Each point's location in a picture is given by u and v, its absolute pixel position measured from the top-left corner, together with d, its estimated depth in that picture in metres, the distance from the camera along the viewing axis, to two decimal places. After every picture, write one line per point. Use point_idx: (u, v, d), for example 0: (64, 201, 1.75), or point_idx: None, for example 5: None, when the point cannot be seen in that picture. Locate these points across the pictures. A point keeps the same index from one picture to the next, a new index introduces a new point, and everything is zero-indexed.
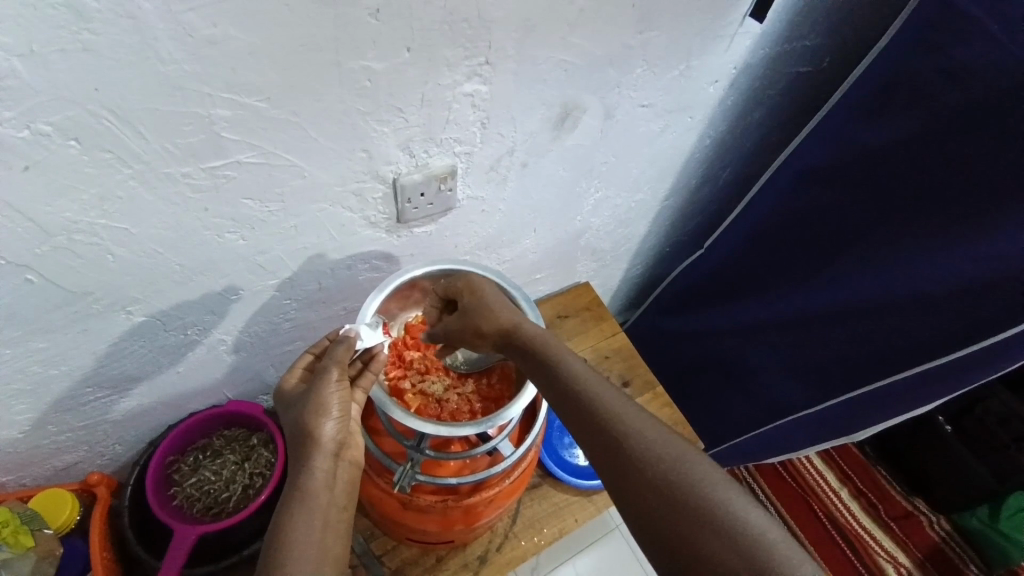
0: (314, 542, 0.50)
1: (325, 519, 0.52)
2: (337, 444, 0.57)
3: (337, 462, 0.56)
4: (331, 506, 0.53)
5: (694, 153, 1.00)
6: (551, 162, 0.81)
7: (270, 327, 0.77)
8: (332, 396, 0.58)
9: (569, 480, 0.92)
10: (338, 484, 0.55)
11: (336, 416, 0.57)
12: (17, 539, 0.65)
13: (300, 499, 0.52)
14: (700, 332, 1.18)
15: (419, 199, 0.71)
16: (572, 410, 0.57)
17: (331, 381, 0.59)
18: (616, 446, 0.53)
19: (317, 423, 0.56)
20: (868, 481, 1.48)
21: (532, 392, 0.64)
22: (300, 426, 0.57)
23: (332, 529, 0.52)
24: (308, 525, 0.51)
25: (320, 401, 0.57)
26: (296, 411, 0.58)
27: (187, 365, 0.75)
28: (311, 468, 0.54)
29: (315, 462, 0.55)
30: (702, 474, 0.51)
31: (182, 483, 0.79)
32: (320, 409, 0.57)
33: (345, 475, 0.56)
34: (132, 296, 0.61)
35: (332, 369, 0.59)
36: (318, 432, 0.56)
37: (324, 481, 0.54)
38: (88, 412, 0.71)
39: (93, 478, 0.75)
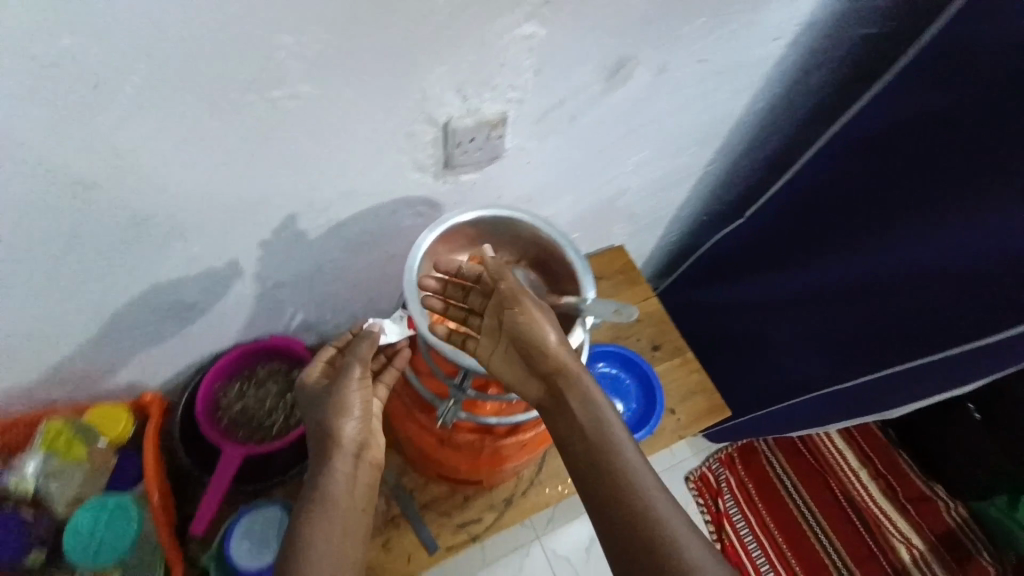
0: (332, 541, 0.56)
1: (344, 519, 0.58)
2: (357, 445, 0.61)
3: (357, 464, 0.61)
4: (351, 509, 0.59)
5: (744, 116, 0.97)
6: (599, 116, 0.79)
7: (315, 266, 0.79)
8: (353, 396, 0.62)
9: None
10: (358, 485, 0.60)
11: (357, 417, 0.62)
12: (68, 450, 0.71)
13: (323, 501, 0.58)
14: (733, 303, 1.17)
15: (469, 143, 0.70)
16: (598, 479, 0.57)
17: (352, 381, 0.62)
18: (637, 531, 0.54)
19: (339, 424, 0.61)
20: (889, 464, 1.47)
21: (575, 343, 0.61)
22: (322, 427, 0.61)
23: (350, 532, 0.58)
24: (327, 526, 0.57)
25: (342, 402, 0.61)
26: (319, 408, 0.63)
27: (237, 297, 0.77)
28: (331, 470, 0.59)
29: (336, 464, 0.60)
30: (667, 517, 0.55)
31: (229, 408, 0.84)
32: (342, 409, 0.61)
33: (365, 475, 0.61)
34: (190, 223, 0.63)
35: (354, 368, 0.63)
36: (339, 432, 0.60)
37: (344, 483, 0.59)
38: (144, 335, 0.75)
39: (146, 398, 0.78)
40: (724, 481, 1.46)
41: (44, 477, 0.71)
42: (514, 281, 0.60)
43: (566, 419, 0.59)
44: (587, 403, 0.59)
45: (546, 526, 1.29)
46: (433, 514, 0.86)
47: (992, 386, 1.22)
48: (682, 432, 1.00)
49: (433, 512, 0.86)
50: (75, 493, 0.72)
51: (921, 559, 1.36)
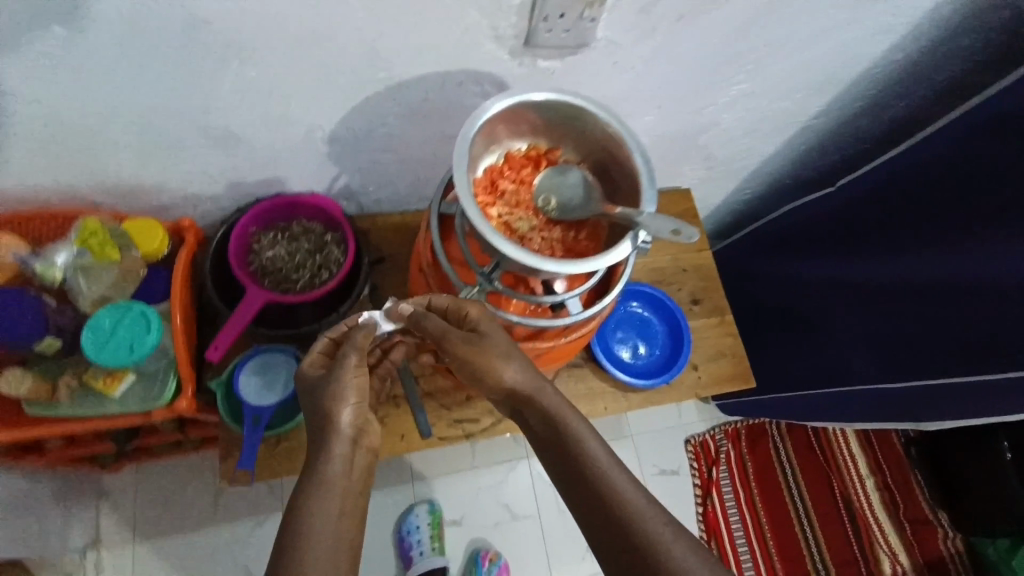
0: (327, 527, 0.52)
1: (341, 505, 0.54)
2: (355, 432, 0.57)
3: (354, 450, 0.57)
4: (348, 495, 0.55)
5: (871, 64, 0.85)
6: (707, 25, 0.69)
7: (368, 128, 0.74)
8: (348, 383, 0.57)
9: (612, 373, 0.91)
10: (355, 469, 0.56)
11: (353, 404, 0.57)
12: (102, 251, 0.71)
13: (318, 482, 0.53)
14: (789, 276, 1.09)
15: (557, 19, 0.62)
16: (570, 480, 0.57)
17: (349, 367, 0.58)
18: (616, 529, 0.53)
19: (336, 412, 0.56)
20: (899, 480, 1.43)
21: (623, 256, 0.55)
22: (319, 411, 0.57)
23: (347, 515, 0.54)
24: (324, 512, 0.52)
25: (338, 387, 0.57)
26: (311, 392, 0.58)
27: (286, 142, 0.74)
28: (327, 454, 0.55)
29: (334, 450, 0.55)
30: (634, 505, 0.54)
31: (259, 254, 0.83)
32: (338, 396, 0.57)
33: (363, 462, 0.57)
34: (251, 43, 0.58)
35: (350, 356, 0.59)
36: (337, 421, 0.56)
37: (342, 469, 0.55)
38: (190, 160, 0.73)
39: (185, 223, 0.78)
40: (723, 452, 1.42)
41: (75, 271, 0.71)
42: (456, 304, 0.61)
43: (534, 424, 0.60)
44: (552, 407, 0.59)
45: None
46: (432, 403, 0.86)
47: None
48: (700, 392, 0.95)
49: (433, 402, 0.86)
50: (101, 295, 0.73)
51: None
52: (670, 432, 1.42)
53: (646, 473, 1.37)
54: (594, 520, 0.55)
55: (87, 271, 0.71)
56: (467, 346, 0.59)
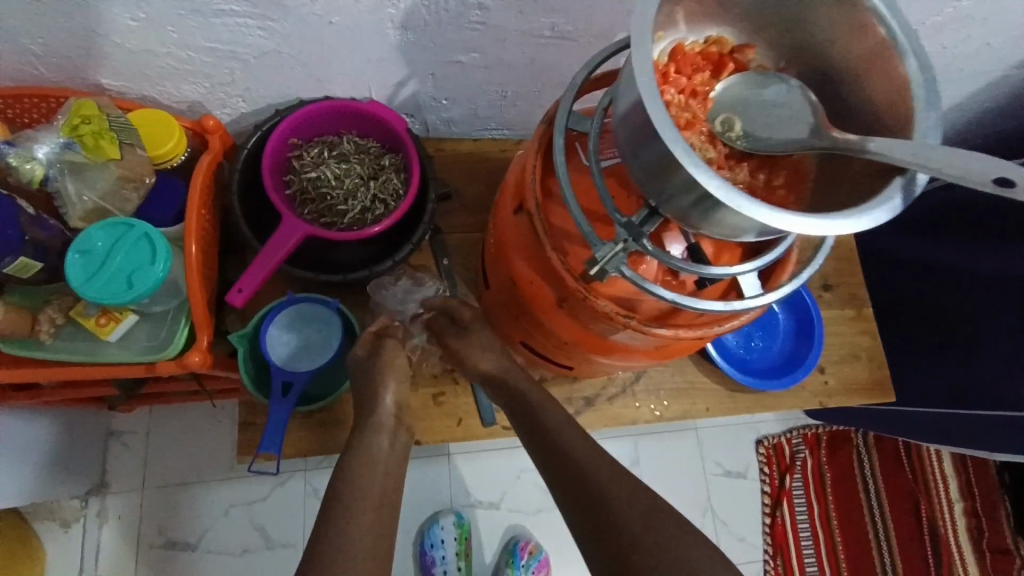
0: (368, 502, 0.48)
1: (384, 472, 0.51)
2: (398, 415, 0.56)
3: (399, 427, 0.56)
4: (390, 474, 0.51)
5: None
6: None
7: (457, 8, 0.53)
8: (391, 358, 0.58)
9: (724, 369, 0.72)
10: (398, 445, 0.54)
11: (396, 380, 0.57)
12: (97, 145, 0.52)
13: (362, 450, 0.51)
14: (935, 266, 0.86)
15: None
16: (541, 457, 0.55)
17: (393, 347, 0.59)
18: (583, 497, 0.50)
19: (381, 388, 0.56)
20: (987, 505, 1.22)
21: (871, 223, 0.34)
22: (366, 390, 0.56)
23: (391, 480, 0.51)
24: (362, 474, 0.50)
25: (385, 364, 0.58)
26: (359, 370, 0.58)
27: (344, 21, 0.53)
28: (375, 432, 0.53)
29: (379, 430, 0.54)
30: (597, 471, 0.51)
31: (300, 174, 0.65)
32: (384, 374, 0.57)
33: (403, 444, 0.55)
34: None
35: (390, 340, 0.60)
36: (382, 396, 0.56)
37: (387, 448, 0.53)
38: (215, 32, 0.53)
39: (210, 122, 0.59)
40: (799, 460, 1.25)
41: (61, 168, 0.53)
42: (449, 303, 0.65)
43: (504, 402, 0.60)
44: (523, 388, 0.59)
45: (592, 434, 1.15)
46: None
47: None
48: (824, 401, 0.77)
49: None
50: (96, 203, 0.55)
51: None
52: (742, 431, 1.24)
53: (708, 474, 1.20)
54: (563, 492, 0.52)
55: (75, 169, 0.53)
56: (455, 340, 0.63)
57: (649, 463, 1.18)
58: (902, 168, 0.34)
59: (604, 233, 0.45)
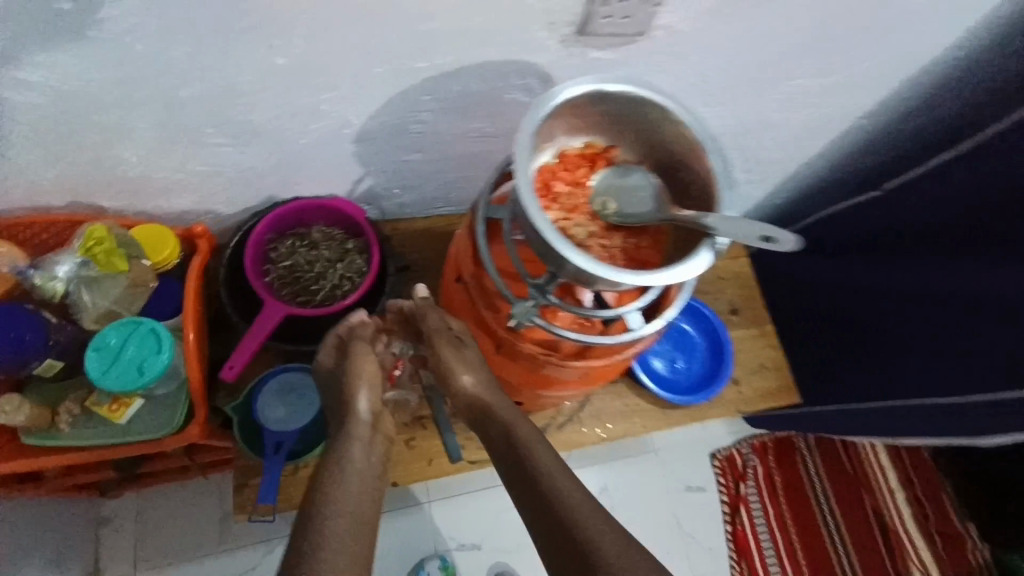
0: (350, 501, 0.53)
1: (361, 479, 0.56)
2: (372, 417, 0.61)
3: (375, 435, 0.60)
4: (369, 475, 0.56)
5: (936, 63, 0.77)
6: (774, 12, 0.62)
7: (399, 123, 0.68)
8: (360, 364, 0.62)
9: (653, 391, 0.85)
10: (374, 454, 0.59)
11: (369, 387, 0.62)
12: (109, 260, 0.63)
13: (339, 457, 0.56)
14: (826, 284, 1.03)
15: (618, 3, 0.55)
16: (509, 471, 0.58)
17: (360, 352, 0.63)
18: (541, 505, 0.53)
19: (354, 395, 0.61)
20: (927, 491, 1.36)
21: (695, 272, 0.48)
22: (341, 396, 0.62)
23: (369, 488, 0.55)
24: (340, 480, 0.54)
25: (354, 368, 0.62)
26: (333, 380, 0.63)
27: (308, 141, 0.67)
28: (350, 439, 0.58)
29: (353, 435, 0.59)
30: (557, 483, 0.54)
31: (277, 263, 0.77)
32: (352, 380, 0.62)
33: (379, 447, 0.60)
34: (279, 27, 0.51)
35: (356, 342, 0.64)
36: (356, 404, 0.61)
37: (361, 451, 0.58)
38: (202, 157, 0.65)
39: (198, 229, 0.71)
40: (751, 468, 1.36)
41: (78, 283, 0.65)
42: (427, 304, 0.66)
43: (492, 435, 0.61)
44: (492, 402, 0.62)
45: None
46: (462, 425, 0.80)
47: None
48: (742, 408, 0.90)
49: (463, 423, 0.80)
50: (109, 307, 0.66)
51: None
52: (697, 446, 1.35)
53: (673, 491, 1.30)
54: (527, 505, 0.54)
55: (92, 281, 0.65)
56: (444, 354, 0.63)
57: (618, 488, 1.28)
58: (711, 233, 0.48)
59: (518, 290, 0.58)
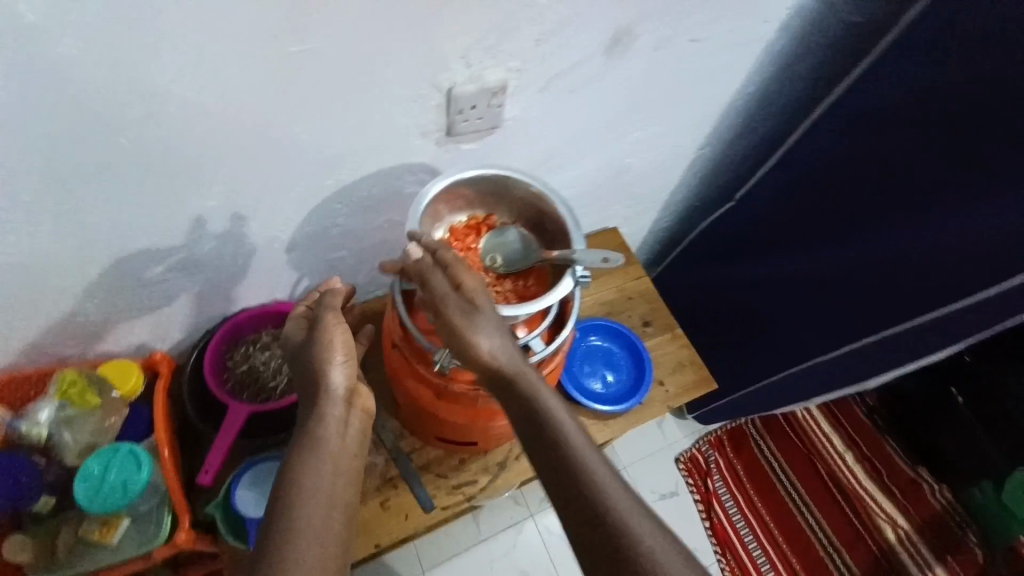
0: (322, 481, 0.58)
1: (335, 464, 0.60)
2: (348, 393, 0.64)
3: (350, 410, 0.64)
4: (341, 453, 0.61)
5: (738, 100, 0.98)
6: (596, 92, 0.80)
7: (321, 230, 0.81)
8: (335, 338, 0.65)
9: (587, 405, 0.98)
10: (351, 431, 0.63)
11: (342, 361, 0.64)
12: (82, 398, 0.75)
13: (311, 438, 0.60)
14: (721, 283, 1.20)
15: (471, 110, 0.72)
16: (536, 444, 0.56)
17: (331, 325, 0.66)
18: (569, 485, 0.54)
19: (328, 371, 0.63)
20: (872, 445, 1.46)
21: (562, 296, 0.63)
22: (313, 372, 0.64)
23: (341, 472, 0.60)
24: (316, 469, 0.58)
25: (327, 343, 0.64)
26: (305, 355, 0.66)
27: (246, 259, 0.79)
28: (322, 415, 0.62)
29: (326, 410, 0.62)
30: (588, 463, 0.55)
31: (235, 369, 0.85)
32: (326, 355, 0.64)
33: (356, 422, 0.64)
34: (206, 176, 0.65)
35: (327, 314, 0.66)
36: (329, 377, 0.63)
37: (335, 428, 0.62)
38: (155, 291, 0.76)
39: (157, 355, 0.80)
40: (713, 462, 1.47)
41: (58, 424, 0.76)
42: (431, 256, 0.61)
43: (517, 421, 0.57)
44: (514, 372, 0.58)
45: (540, 504, 1.31)
46: (430, 476, 0.88)
47: (949, 361, 1.32)
48: (671, 404, 1.03)
49: (430, 474, 0.89)
50: (88, 439, 0.77)
51: (907, 540, 1.36)
52: (660, 455, 1.45)
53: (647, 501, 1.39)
54: (555, 482, 0.55)
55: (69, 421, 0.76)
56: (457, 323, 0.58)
57: None
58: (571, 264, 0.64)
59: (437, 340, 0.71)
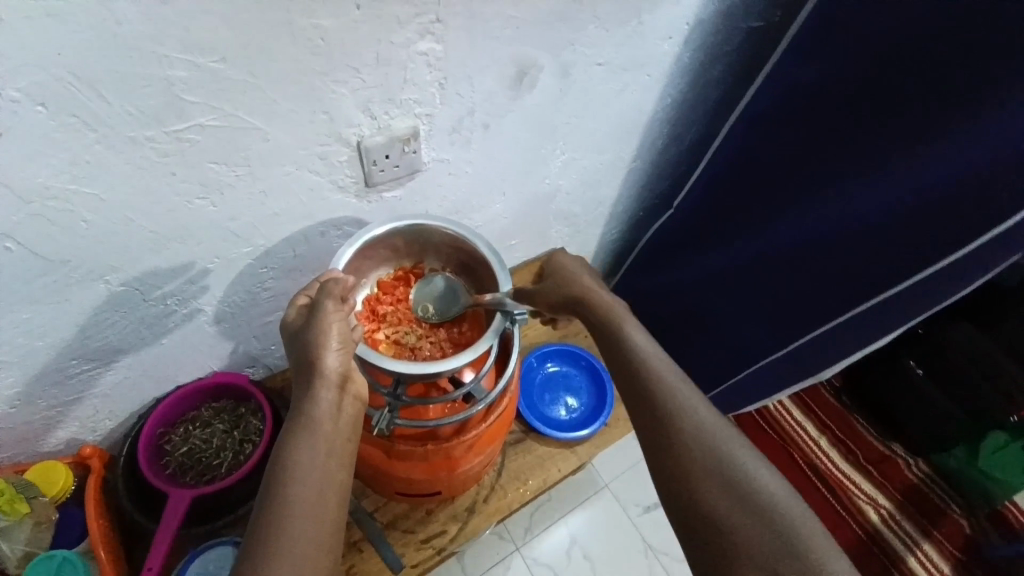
0: (316, 469, 0.53)
1: (328, 448, 0.55)
2: (341, 377, 0.58)
3: (342, 396, 0.58)
4: (335, 436, 0.56)
5: (657, 112, 0.99)
6: (511, 125, 0.80)
7: (249, 297, 0.78)
8: (331, 324, 0.59)
9: (550, 434, 0.96)
10: (343, 416, 0.58)
11: (336, 348, 0.58)
12: (14, 507, 0.68)
13: (306, 419, 0.55)
14: (671, 290, 1.21)
15: (384, 160, 0.71)
16: (611, 347, 0.62)
17: (328, 311, 0.59)
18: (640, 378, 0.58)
19: (320, 354, 0.57)
20: (845, 428, 1.47)
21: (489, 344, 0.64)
22: (305, 357, 0.58)
23: (335, 457, 0.55)
24: (309, 452, 0.54)
25: (322, 328, 0.58)
26: (298, 343, 0.59)
27: (171, 338, 0.76)
28: (316, 397, 0.56)
29: (320, 392, 0.57)
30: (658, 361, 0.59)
31: (175, 452, 0.81)
32: (320, 341, 0.58)
33: (350, 408, 0.59)
34: (109, 264, 0.62)
35: (326, 301, 0.60)
36: (321, 363, 0.57)
37: (329, 411, 0.56)
38: (75, 385, 0.72)
39: (86, 451, 0.76)
40: None
41: None
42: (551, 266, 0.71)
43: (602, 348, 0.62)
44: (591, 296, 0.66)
45: (524, 535, 1.28)
46: (397, 532, 0.85)
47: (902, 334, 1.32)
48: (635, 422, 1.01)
49: (397, 531, 0.85)
50: (23, 550, 0.70)
51: (889, 518, 1.35)
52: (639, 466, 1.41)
53: (633, 516, 1.32)
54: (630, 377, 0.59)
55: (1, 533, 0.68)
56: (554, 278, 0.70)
57: (588, 540, 1.29)
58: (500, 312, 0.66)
59: (376, 399, 0.69)
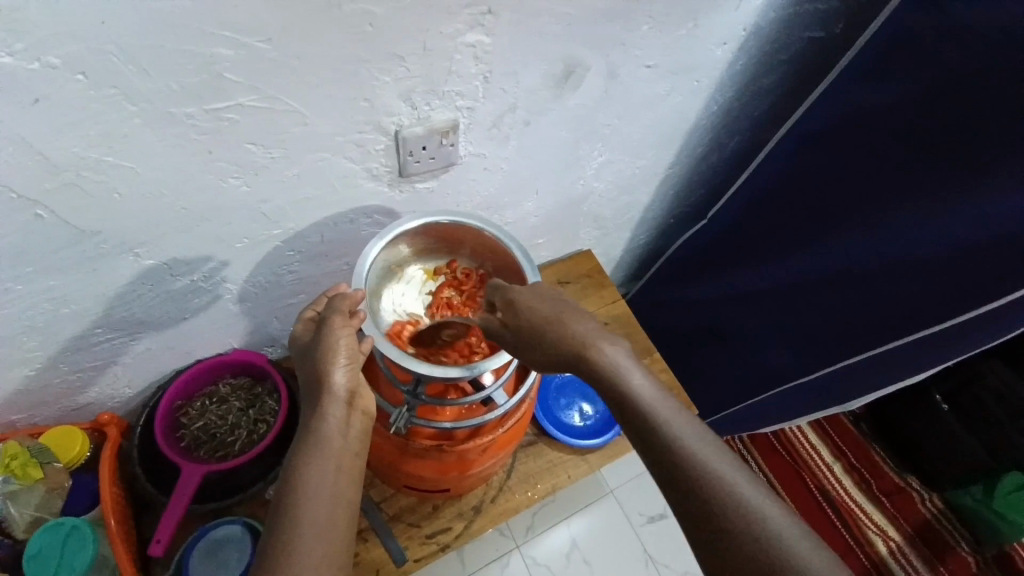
0: (323, 487, 0.52)
1: (337, 464, 0.54)
2: (349, 393, 0.58)
3: (351, 411, 0.57)
4: (344, 453, 0.55)
5: (701, 120, 0.95)
6: (550, 123, 0.77)
7: (273, 278, 0.77)
8: (338, 340, 0.58)
9: (563, 439, 0.94)
10: (352, 432, 0.57)
11: (345, 364, 0.57)
12: (25, 471, 0.70)
13: (313, 437, 0.54)
14: (696, 302, 1.17)
15: (421, 151, 0.69)
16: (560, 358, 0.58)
17: (336, 327, 0.59)
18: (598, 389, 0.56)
19: (329, 370, 0.57)
20: (862, 456, 1.43)
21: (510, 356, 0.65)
22: (315, 372, 0.58)
23: (343, 474, 0.54)
24: (318, 471, 0.53)
25: (330, 345, 0.58)
26: (307, 358, 0.59)
27: (194, 313, 0.75)
28: (324, 415, 0.56)
29: (328, 409, 0.56)
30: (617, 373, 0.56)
31: (189, 426, 0.81)
32: (329, 356, 0.57)
33: (359, 423, 0.58)
34: (138, 239, 0.62)
35: (334, 317, 0.60)
36: (331, 380, 0.57)
37: (337, 427, 0.56)
38: (97, 354, 0.72)
39: (104, 418, 0.78)
40: None
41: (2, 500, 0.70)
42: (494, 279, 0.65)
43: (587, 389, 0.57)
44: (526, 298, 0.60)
45: (525, 534, 1.28)
46: (401, 525, 0.85)
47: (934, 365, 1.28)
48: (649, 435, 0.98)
49: (401, 524, 0.85)
50: (33, 515, 0.71)
51: (898, 552, 1.32)
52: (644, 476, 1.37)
53: (636, 525, 1.31)
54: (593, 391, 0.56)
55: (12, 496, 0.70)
56: (507, 291, 0.61)
57: (587, 546, 1.28)
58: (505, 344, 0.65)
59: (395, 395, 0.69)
